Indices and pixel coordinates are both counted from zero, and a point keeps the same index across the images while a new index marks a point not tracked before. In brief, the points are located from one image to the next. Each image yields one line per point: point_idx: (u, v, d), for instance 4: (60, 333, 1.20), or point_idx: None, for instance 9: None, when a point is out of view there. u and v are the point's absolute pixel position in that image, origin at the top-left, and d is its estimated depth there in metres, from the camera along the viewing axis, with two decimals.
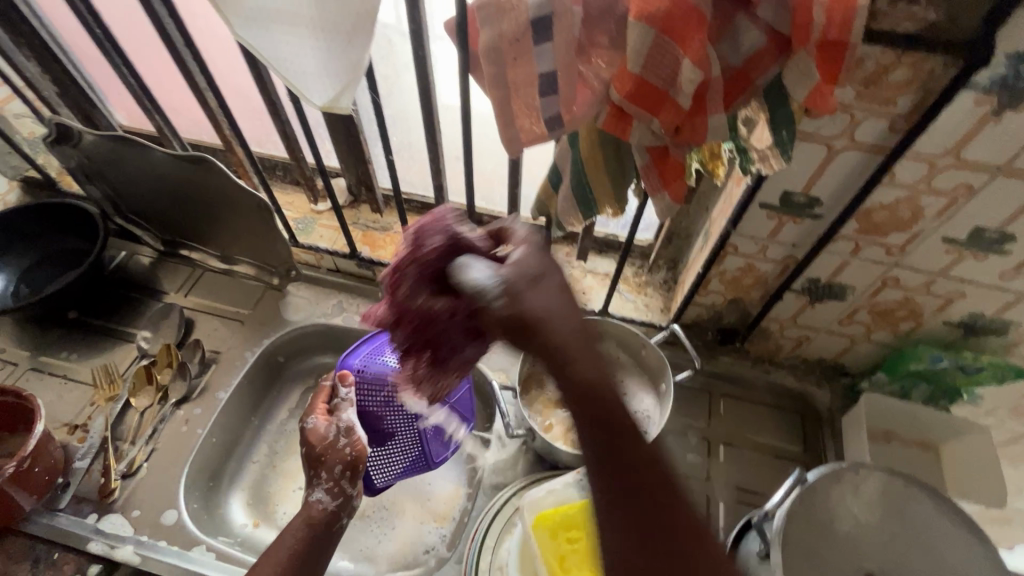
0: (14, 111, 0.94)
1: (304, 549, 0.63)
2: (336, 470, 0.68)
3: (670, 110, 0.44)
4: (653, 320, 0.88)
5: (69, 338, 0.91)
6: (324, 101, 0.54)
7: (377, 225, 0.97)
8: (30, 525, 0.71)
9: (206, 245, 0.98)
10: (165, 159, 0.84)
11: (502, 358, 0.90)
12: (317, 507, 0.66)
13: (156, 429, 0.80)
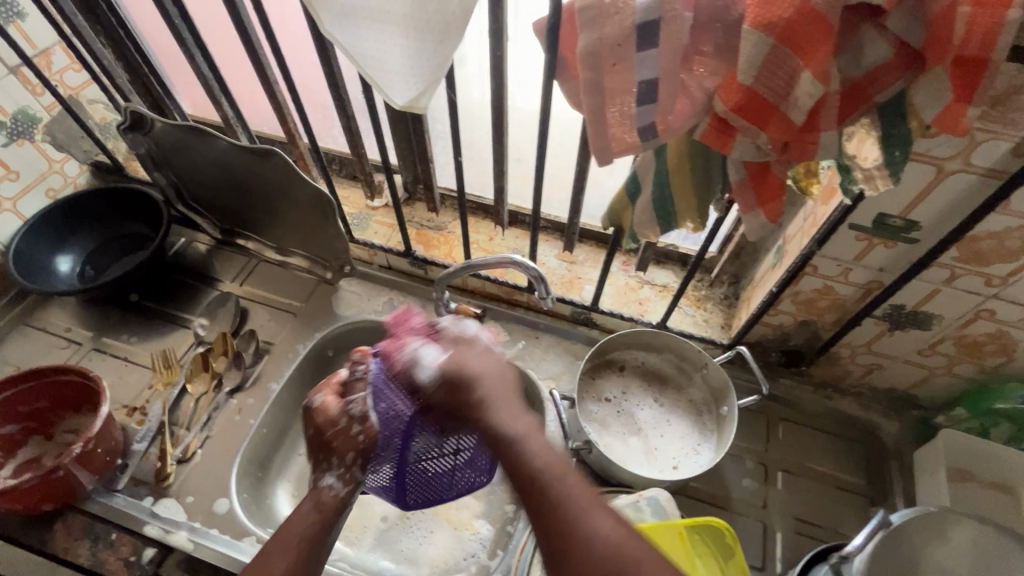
0: (88, 96, 0.96)
1: (312, 539, 0.52)
2: (347, 457, 0.54)
3: (779, 125, 0.42)
4: (713, 336, 0.85)
5: (130, 321, 0.93)
6: (404, 101, 0.53)
7: (431, 224, 0.96)
8: (89, 504, 0.72)
9: (262, 235, 0.99)
10: (231, 150, 0.84)
11: (552, 366, 0.88)
12: (327, 493, 0.54)
13: (210, 417, 0.81)
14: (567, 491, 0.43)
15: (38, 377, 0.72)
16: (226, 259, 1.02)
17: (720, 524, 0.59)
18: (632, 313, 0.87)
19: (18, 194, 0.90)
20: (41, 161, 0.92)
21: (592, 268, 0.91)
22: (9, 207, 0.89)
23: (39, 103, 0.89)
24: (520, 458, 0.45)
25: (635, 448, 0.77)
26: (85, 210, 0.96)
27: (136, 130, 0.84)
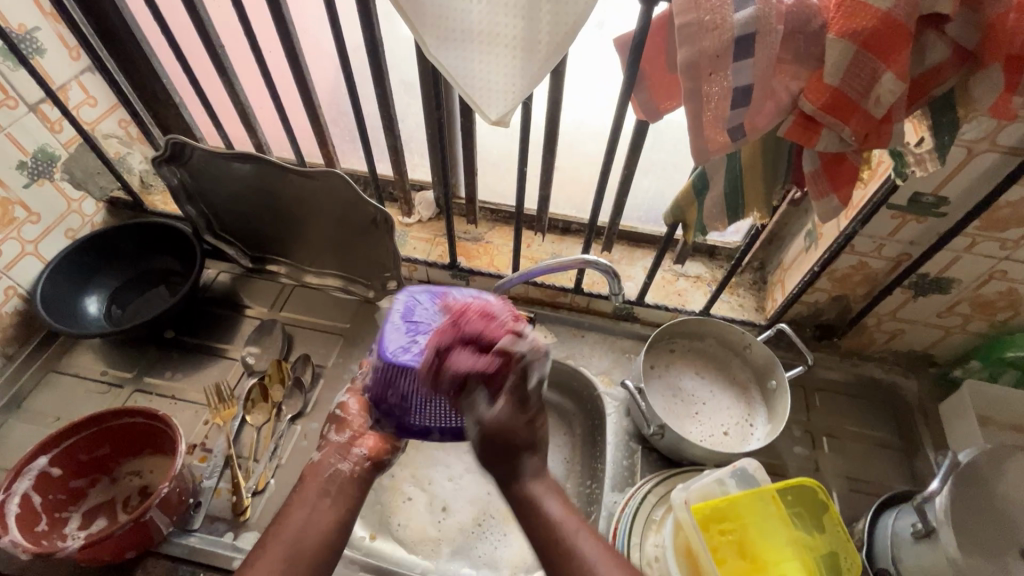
0: (104, 131, 0.93)
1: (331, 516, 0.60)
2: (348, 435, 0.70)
3: (860, 119, 0.48)
4: (751, 319, 0.91)
5: (170, 358, 0.90)
6: (499, 116, 0.56)
7: (469, 236, 0.99)
8: (169, 545, 0.70)
9: (298, 259, 0.98)
10: (274, 176, 0.84)
11: (603, 362, 0.92)
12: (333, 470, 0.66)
13: (277, 445, 0.80)
14: (580, 538, 0.53)
15: (97, 423, 0.70)
16: (258, 287, 1.01)
17: (811, 483, 0.65)
18: (673, 305, 0.92)
19: (38, 236, 0.86)
20: (60, 201, 0.88)
21: (631, 265, 0.95)
22: (30, 250, 0.85)
23: (58, 140, 0.86)
24: (535, 505, 0.55)
25: (696, 428, 0.83)
26: (108, 248, 0.92)
27: (173, 162, 0.84)
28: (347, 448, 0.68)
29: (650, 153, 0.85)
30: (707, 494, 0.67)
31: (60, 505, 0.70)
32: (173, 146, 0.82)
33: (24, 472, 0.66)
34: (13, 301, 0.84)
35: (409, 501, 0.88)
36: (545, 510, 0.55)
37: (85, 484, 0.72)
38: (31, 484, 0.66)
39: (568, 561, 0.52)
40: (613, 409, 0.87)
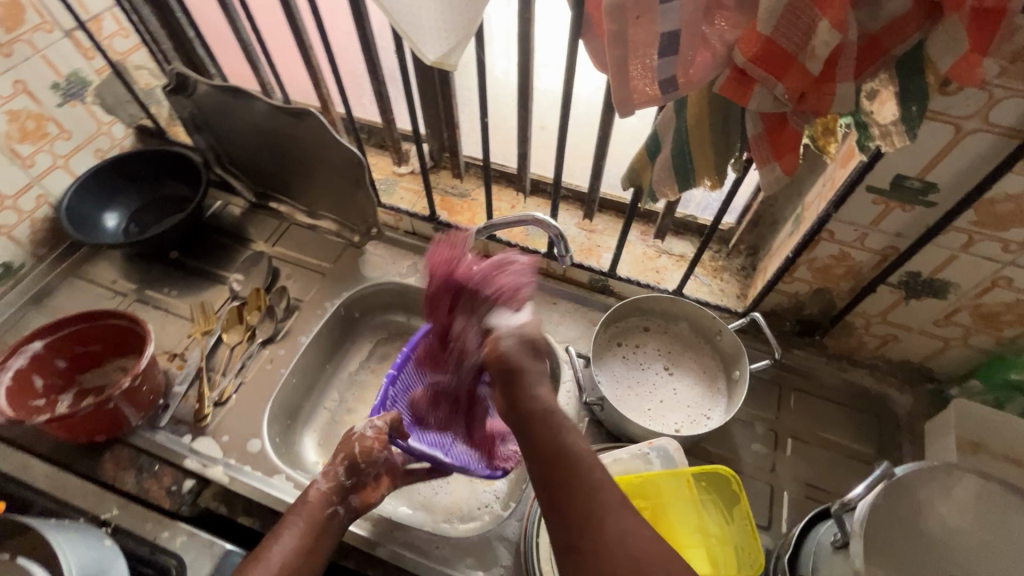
0: (135, 62, 1.00)
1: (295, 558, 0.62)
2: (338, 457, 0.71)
3: (797, 75, 0.43)
4: (729, 305, 0.86)
5: (170, 276, 0.98)
6: (436, 57, 0.55)
7: (455, 191, 0.99)
8: (135, 436, 0.78)
9: (293, 198, 1.04)
10: (267, 113, 0.88)
11: (569, 330, 0.91)
12: (312, 491, 0.68)
13: (244, 364, 0.86)
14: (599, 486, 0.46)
15: (86, 319, 0.78)
16: (260, 221, 1.07)
17: (726, 471, 0.63)
18: (649, 282, 0.88)
19: (69, 152, 0.95)
20: (91, 122, 0.97)
21: (611, 237, 0.92)
22: (61, 164, 0.95)
23: (90, 67, 0.94)
24: (560, 448, 0.48)
25: (646, 407, 0.80)
26: (129, 170, 1.01)
27: (180, 93, 0.90)
28: (344, 491, 0.69)
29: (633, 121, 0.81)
30: (626, 470, 0.66)
31: (49, 385, 0.79)
32: (178, 77, 0.88)
33: (18, 351, 0.74)
34: (43, 208, 0.94)
35: None
36: (567, 438, 0.48)
37: (74, 371, 0.81)
38: (24, 362, 0.75)
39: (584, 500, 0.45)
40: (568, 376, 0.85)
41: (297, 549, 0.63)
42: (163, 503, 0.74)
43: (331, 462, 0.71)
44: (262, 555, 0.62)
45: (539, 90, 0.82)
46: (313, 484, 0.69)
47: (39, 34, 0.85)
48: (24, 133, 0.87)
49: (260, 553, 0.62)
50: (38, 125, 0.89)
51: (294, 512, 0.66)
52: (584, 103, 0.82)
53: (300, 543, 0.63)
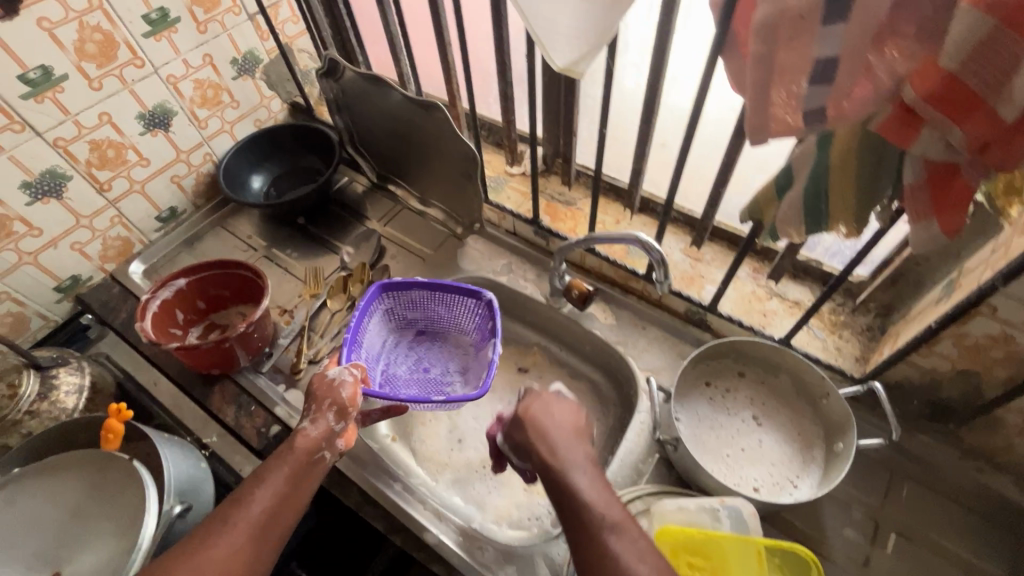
0: (300, 46, 1.12)
1: (276, 505, 0.57)
2: (324, 405, 0.67)
3: (981, 121, 0.37)
4: (844, 368, 0.76)
5: (295, 239, 1.09)
6: (564, 63, 0.55)
7: (562, 198, 0.98)
8: (241, 376, 0.87)
9: (410, 184, 1.10)
10: (400, 102, 0.94)
11: (654, 359, 0.87)
12: (300, 436, 0.64)
13: (341, 331, 0.93)
14: (616, 538, 0.48)
15: (222, 267, 0.89)
16: (379, 202, 1.15)
17: (805, 555, 0.57)
18: (753, 324, 0.81)
19: (235, 119, 1.09)
20: (256, 95, 1.11)
21: (719, 269, 0.86)
22: (227, 129, 1.09)
23: (263, 47, 1.07)
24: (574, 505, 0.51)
25: (725, 459, 0.74)
26: (277, 141, 1.14)
27: (330, 77, 0.99)
28: (333, 435, 0.65)
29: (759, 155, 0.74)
30: (689, 522, 0.61)
31: (187, 319, 0.91)
32: (331, 62, 0.96)
33: (166, 285, 0.86)
34: (207, 165, 1.09)
35: (434, 421, 0.96)
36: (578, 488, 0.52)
37: (205, 310, 0.93)
38: (169, 295, 0.87)
39: (602, 561, 0.47)
40: (643, 408, 0.82)
41: (282, 497, 0.58)
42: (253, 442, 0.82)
43: (316, 409, 0.67)
44: (244, 499, 0.56)
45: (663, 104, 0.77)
46: (301, 430, 0.65)
47: (229, 15, 0.98)
48: (204, 100, 1.01)
49: (246, 496, 0.57)
50: (215, 94, 1.03)
51: (282, 456, 0.61)
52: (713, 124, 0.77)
53: (284, 490, 0.58)
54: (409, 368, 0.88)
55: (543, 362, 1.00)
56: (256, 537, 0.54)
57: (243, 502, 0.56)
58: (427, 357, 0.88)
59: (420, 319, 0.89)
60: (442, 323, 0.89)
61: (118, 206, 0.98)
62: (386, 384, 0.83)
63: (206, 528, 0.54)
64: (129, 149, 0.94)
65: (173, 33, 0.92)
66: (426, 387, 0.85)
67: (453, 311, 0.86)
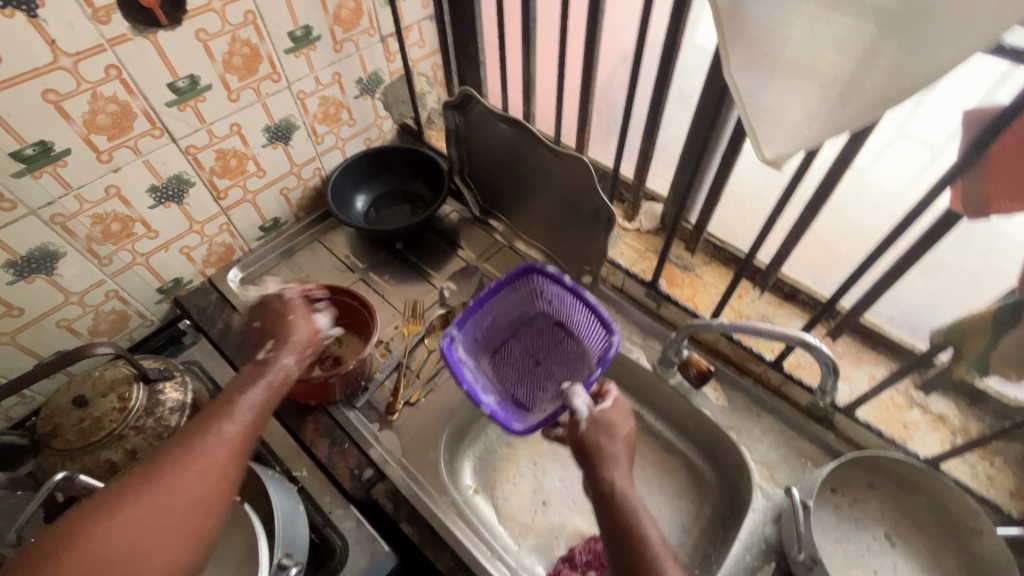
0: (421, 70, 1.10)
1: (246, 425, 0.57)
2: (297, 347, 0.67)
3: None
4: (997, 502, 0.69)
5: (391, 265, 1.07)
6: (774, 155, 0.51)
7: (680, 262, 0.94)
8: (335, 410, 0.84)
9: (515, 223, 1.06)
10: (529, 143, 0.89)
11: (770, 453, 0.81)
12: (280, 366, 0.64)
13: (438, 372, 0.90)
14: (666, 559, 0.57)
15: (329, 292, 0.87)
16: (476, 235, 1.12)
17: None
18: (893, 436, 0.75)
19: (348, 137, 1.08)
20: (371, 115, 1.09)
21: (854, 367, 0.80)
22: (339, 145, 1.07)
23: (387, 68, 1.05)
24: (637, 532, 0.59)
25: None
26: (384, 161, 1.12)
27: (458, 110, 0.97)
28: (296, 372, 0.66)
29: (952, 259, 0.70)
30: None
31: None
32: (463, 96, 0.94)
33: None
34: (315, 179, 1.07)
35: (518, 478, 0.92)
36: (638, 522, 0.60)
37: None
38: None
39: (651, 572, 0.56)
40: (757, 509, 0.77)
41: (255, 412, 0.59)
42: (345, 483, 0.79)
43: (300, 347, 0.67)
44: (231, 415, 0.56)
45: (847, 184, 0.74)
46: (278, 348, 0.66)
47: (364, 36, 0.97)
48: (325, 116, 1.00)
49: (228, 412, 0.57)
50: (336, 111, 1.02)
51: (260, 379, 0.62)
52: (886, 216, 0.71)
53: (256, 408, 0.59)
54: (526, 347, 0.90)
55: (636, 429, 0.95)
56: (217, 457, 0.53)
57: (227, 416, 0.56)
58: (543, 358, 0.89)
59: (555, 314, 0.89)
60: (576, 332, 0.87)
61: (229, 213, 0.97)
62: (492, 359, 0.88)
63: (182, 436, 0.54)
64: (250, 160, 0.93)
65: (312, 51, 0.91)
66: (519, 380, 0.88)
67: (586, 325, 0.85)
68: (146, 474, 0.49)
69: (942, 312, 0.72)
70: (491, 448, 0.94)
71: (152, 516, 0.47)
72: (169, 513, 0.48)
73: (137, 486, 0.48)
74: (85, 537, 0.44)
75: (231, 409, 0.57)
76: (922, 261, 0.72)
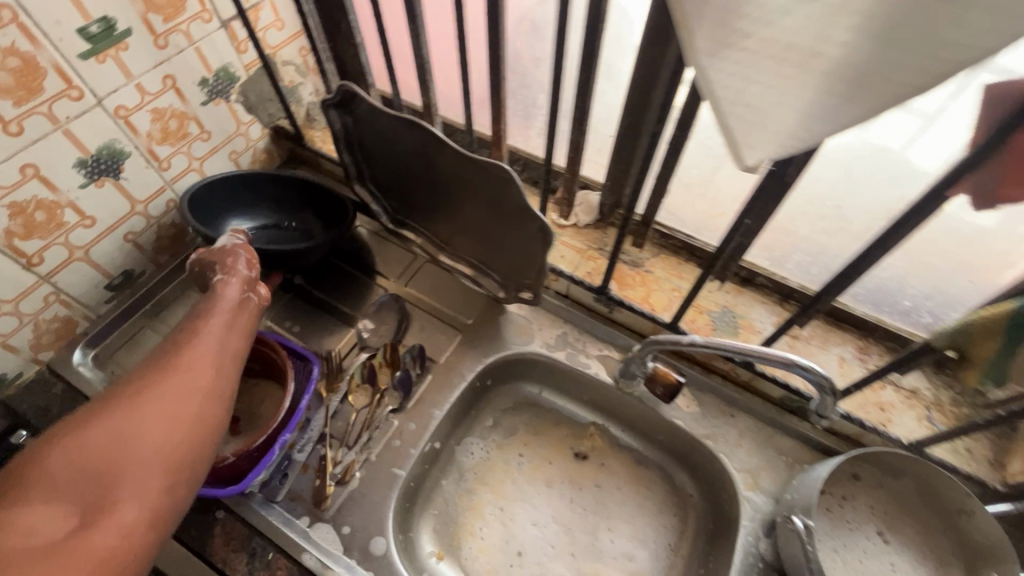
0: (285, 57, 0.88)
1: (225, 340, 0.60)
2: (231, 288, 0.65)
3: None
4: (982, 476, 0.66)
5: (294, 305, 0.88)
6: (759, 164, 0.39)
7: (627, 258, 0.83)
8: (247, 511, 0.68)
9: (435, 237, 0.86)
10: (436, 143, 0.70)
11: (751, 458, 0.75)
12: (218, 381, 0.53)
13: (371, 437, 0.74)
14: None
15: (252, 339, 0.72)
16: (391, 252, 0.93)
17: None
18: (874, 423, 0.70)
19: (205, 154, 0.85)
20: (231, 122, 0.86)
21: (823, 351, 0.75)
22: (195, 167, 0.84)
23: (240, 61, 0.82)
24: None
25: None
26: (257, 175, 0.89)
27: (342, 108, 0.77)
28: (251, 285, 0.67)
29: (945, 240, 0.65)
30: None
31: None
32: (343, 91, 0.74)
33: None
34: (171, 214, 0.84)
35: (486, 530, 0.81)
36: None
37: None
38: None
39: None
40: (746, 526, 0.70)
41: (224, 339, 0.60)
42: None
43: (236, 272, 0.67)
44: (195, 336, 0.58)
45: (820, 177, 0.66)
46: (221, 282, 0.65)
47: (197, 22, 0.73)
48: (164, 134, 0.77)
49: (185, 345, 0.57)
50: (179, 124, 0.78)
51: (212, 311, 0.62)
52: (861, 197, 0.66)
53: (224, 332, 0.60)
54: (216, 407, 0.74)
55: (603, 446, 0.87)
56: (206, 375, 0.56)
57: (185, 347, 0.57)
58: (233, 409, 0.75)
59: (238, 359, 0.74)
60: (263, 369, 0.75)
61: (53, 280, 0.73)
62: None
63: (162, 358, 0.56)
64: (66, 208, 0.70)
65: (122, 50, 0.67)
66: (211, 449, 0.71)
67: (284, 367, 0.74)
68: (136, 387, 0.53)
69: (923, 288, 0.68)
70: (450, 500, 0.82)
71: (134, 423, 0.50)
72: (147, 434, 0.50)
73: (92, 418, 0.50)
74: (68, 444, 0.48)
75: (193, 339, 0.58)
76: (908, 243, 0.67)
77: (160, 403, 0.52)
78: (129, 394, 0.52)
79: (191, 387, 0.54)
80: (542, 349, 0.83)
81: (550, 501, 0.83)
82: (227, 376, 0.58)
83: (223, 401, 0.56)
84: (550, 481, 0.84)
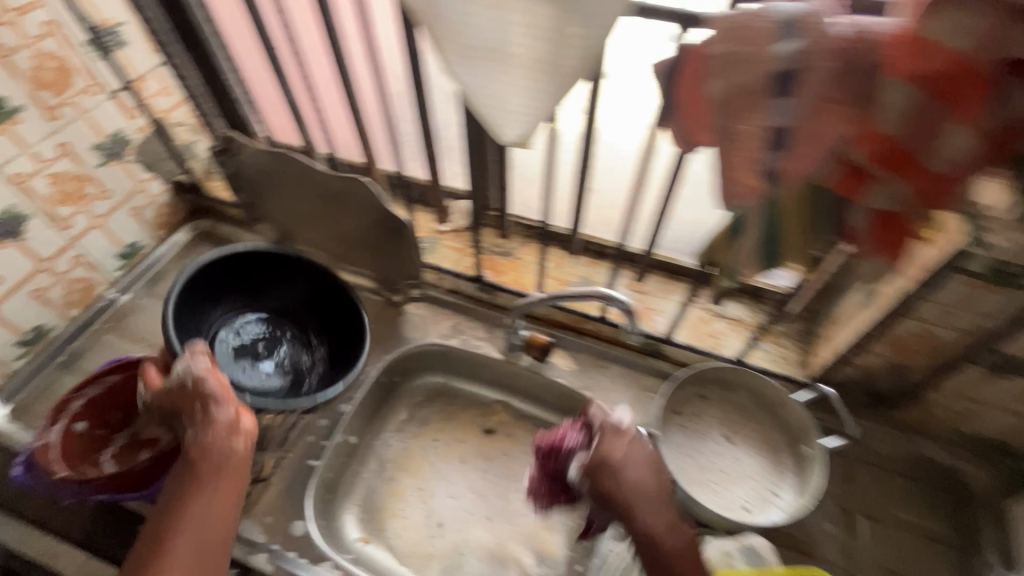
0: (176, 119, 0.99)
1: (233, 471, 0.60)
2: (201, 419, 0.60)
3: (918, 176, 0.42)
4: (793, 374, 0.82)
5: None
6: (516, 138, 0.55)
7: (499, 250, 0.97)
8: None
9: (331, 255, 1.00)
10: (311, 171, 0.85)
11: (623, 397, 0.87)
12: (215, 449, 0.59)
13: (286, 436, 0.82)
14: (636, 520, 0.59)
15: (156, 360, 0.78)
16: None
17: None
18: (706, 347, 0.85)
19: (108, 212, 0.93)
20: (130, 181, 0.95)
21: (664, 298, 0.90)
22: (99, 224, 0.92)
23: (132, 126, 0.92)
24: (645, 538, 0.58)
25: (711, 491, 0.75)
26: (222, 282, 0.84)
27: (227, 154, 0.90)
28: (217, 407, 0.61)
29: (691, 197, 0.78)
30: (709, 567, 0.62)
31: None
32: (225, 140, 0.88)
33: (98, 380, 0.77)
34: (80, 269, 0.92)
35: (409, 510, 0.88)
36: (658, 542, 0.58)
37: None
38: (100, 391, 0.77)
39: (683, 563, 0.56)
40: None
41: (232, 463, 0.60)
42: None
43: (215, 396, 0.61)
44: (205, 449, 0.59)
45: (597, 154, 0.77)
46: (211, 400, 0.61)
47: (86, 96, 0.84)
48: (65, 196, 0.85)
49: (199, 465, 0.58)
50: (78, 186, 0.87)
51: (211, 437, 0.59)
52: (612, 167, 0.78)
53: (240, 453, 0.61)
54: None
55: (509, 419, 0.96)
56: (223, 503, 0.59)
57: (197, 470, 0.58)
58: None
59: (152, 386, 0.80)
60: None
61: None
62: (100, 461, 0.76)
63: (184, 471, 0.59)
64: None
65: (15, 126, 0.76)
66: None
67: None
68: (161, 526, 0.57)
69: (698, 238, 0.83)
70: (372, 489, 0.90)
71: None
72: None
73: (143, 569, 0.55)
74: None
75: (202, 470, 0.59)
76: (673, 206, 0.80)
77: (185, 550, 0.56)
78: (156, 544, 0.56)
79: (207, 527, 0.58)
80: (439, 338, 0.94)
81: (466, 475, 0.91)
82: (229, 493, 0.60)
83: (232, 528, 0.60)
84: (463, 457, 0.93)
